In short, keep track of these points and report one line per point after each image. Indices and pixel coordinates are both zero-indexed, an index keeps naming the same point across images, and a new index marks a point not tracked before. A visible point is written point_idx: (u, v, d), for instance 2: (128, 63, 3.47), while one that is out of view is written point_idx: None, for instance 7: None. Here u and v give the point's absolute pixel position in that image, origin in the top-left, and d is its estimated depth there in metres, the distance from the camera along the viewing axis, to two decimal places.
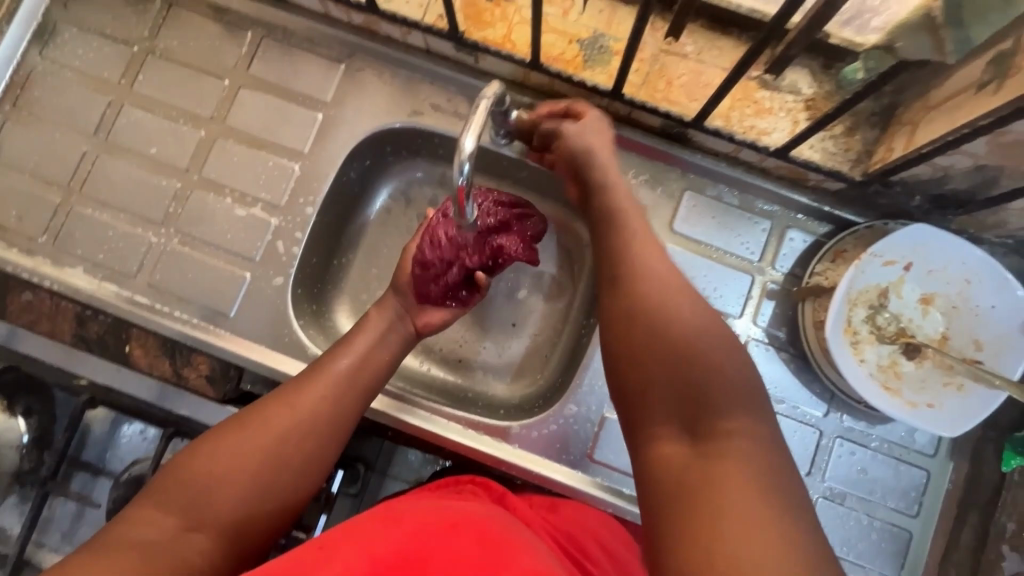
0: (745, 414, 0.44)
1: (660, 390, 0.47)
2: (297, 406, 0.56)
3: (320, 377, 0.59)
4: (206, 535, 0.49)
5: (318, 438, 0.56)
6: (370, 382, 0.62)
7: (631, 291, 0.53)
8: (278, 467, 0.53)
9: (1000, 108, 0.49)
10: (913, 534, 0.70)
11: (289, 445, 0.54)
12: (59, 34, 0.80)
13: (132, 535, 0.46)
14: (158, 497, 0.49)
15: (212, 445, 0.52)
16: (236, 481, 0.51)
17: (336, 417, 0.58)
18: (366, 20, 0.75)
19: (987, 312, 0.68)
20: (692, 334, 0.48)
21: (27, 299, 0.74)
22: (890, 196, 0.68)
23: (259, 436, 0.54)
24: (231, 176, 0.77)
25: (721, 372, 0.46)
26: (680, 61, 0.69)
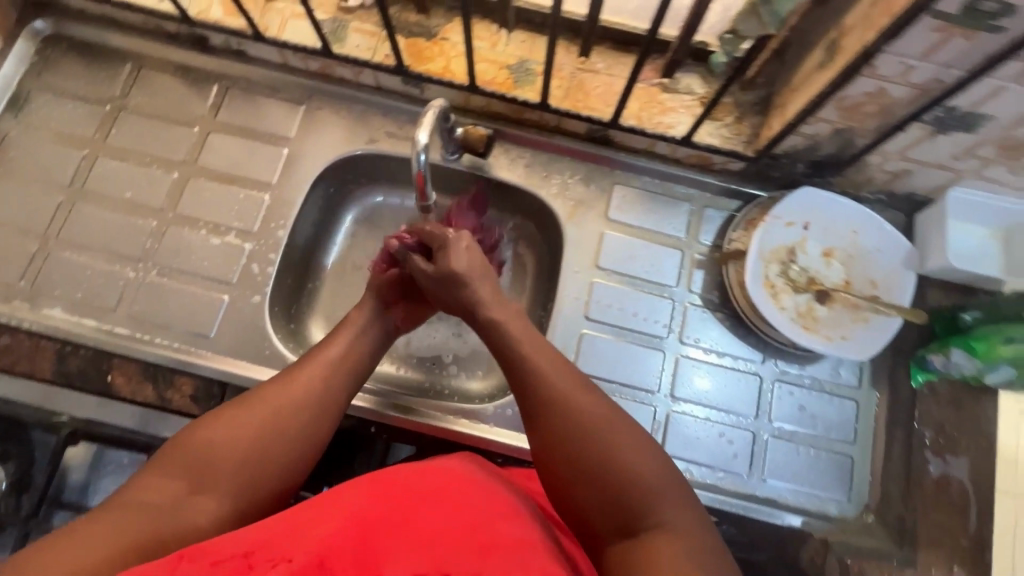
0: (668, 503, 0.52)
1: (596, 511, 0.53)
2: (291, 387, 0.61)
3: (310, 364, 0.64)
4: (208, 501, 0.53)
5: (311, 414, 0.61)
6: (355, 366, 0.67)
7: (553, 417, 0.57)
8: (274, 441, 0.58)
9: (836, 78, 0.62)
10: (854, 459, 0.78)
11: (285, 422, 0.59)
12: (32, 99, 0.87)
13: (139, 499, 0.51)
14: (163, 468, 0.54)
15: (213, 423, 0.57)
16: (236, 453, 0.56)
17: (327, 397, 0.63)
18: (321, 65, 0.86)
19: (876, 256, 0.80)
20: (610, 443, 0.54)
21: (5, 342, 0.77)
22: (781, 168, 0.81)
23: (256, 415, 0.58)
24: (205, 210, 0.84)
25: (645, 474, 0.53)
26: (594, 76, 0.82)
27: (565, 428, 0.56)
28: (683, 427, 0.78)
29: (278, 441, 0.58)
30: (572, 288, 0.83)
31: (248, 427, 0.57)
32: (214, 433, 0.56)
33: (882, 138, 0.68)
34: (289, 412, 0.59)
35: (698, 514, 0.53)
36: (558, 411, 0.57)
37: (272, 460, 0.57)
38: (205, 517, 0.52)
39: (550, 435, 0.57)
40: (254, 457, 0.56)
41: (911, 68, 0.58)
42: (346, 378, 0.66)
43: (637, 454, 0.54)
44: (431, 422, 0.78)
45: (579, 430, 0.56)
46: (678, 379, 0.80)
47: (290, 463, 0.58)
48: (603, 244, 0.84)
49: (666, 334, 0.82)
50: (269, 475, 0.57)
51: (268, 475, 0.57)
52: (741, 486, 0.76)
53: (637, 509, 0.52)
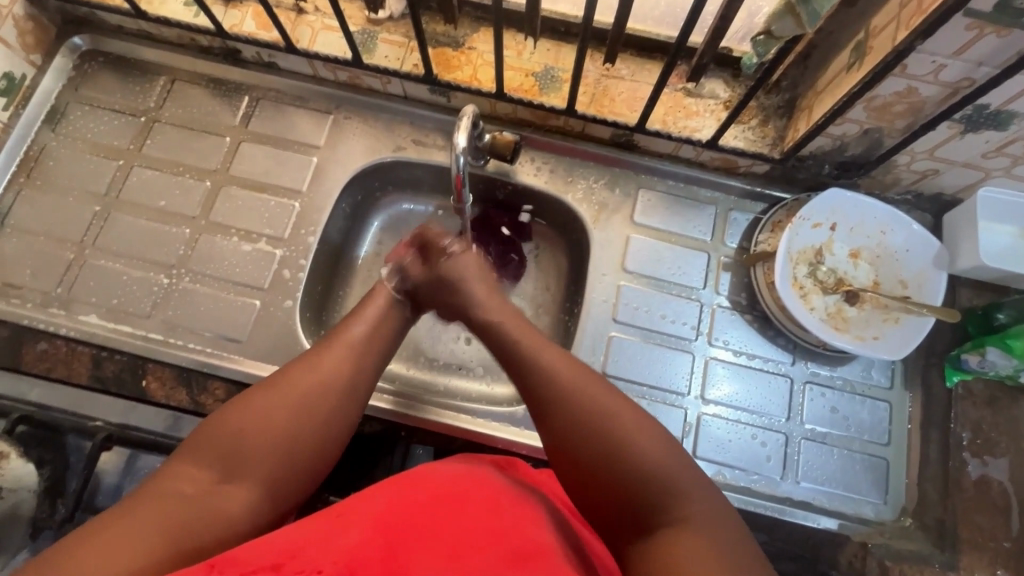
0: (690, 498, 0.52)
1: (615, 508, 0.53)
2: (318, 365, 0.61)
3: (338, 342, 0.64)
4: (240, 486, 0.53)
5: (338, 393, 0.61)
6: (378, 347, 0.67)
7: (563, 412, 0.58)
8: (303, 421, 0.57)
9: (865, 78, 0.63)
10: (889, 461, 0.77)
11: (314, 399, 0.59)
12: (70, 112, 0.89)
13: (171, 487, 0.51)
14: (197, 452, 0.54)
15: (242, 404, 0.57)
16: (267, 434, 0.55)
17: (354, 377, 0.62)
18: (350, 75, 0.88)
19: (905, 256, 0.80)
20: (622, 434, 0.55)
21: (42, 348, 0.78)
22: (806, 169, 0.81)
23: (286, 394, 0.58)
24: (237, 218, 0.85)
25: (656, 468, 0.53)
26: (619, 82, 0.84)
27: (576, 420, 0.57)
28: (713, 430, 0.78)
29: (306, 421, 0.58)
30: (599, 291, 0.83)
31: (276, 408, 0.57)
32: (244, 413, 0.56)
33: (911, 138, 0.69)
34: (316, 392, 0.59)
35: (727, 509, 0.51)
36: (569, 409, 0.58)
37: (300, 441, 0.57)
38: (238, 500, 0.52)
39: (560, 433, 0.58)
40: (283, 438, 0.56)
41: (942, 67, 0.59)
42: (370, 361, 0.65)
43: (647, 447, 0.54)
44: (461, 426, 0.78)
45: (589, 424, 0.56)
46: (707, 380, 0.80)
47: (318, 443, 0.58)
48: (629, 247, 0.85)
49: (694, 336, 0.82)
50: (299, 455, 0.57)
51: (298, 456, 0.57)
52: (776, 489, 0.76)
53: (652, 500, 0.52)
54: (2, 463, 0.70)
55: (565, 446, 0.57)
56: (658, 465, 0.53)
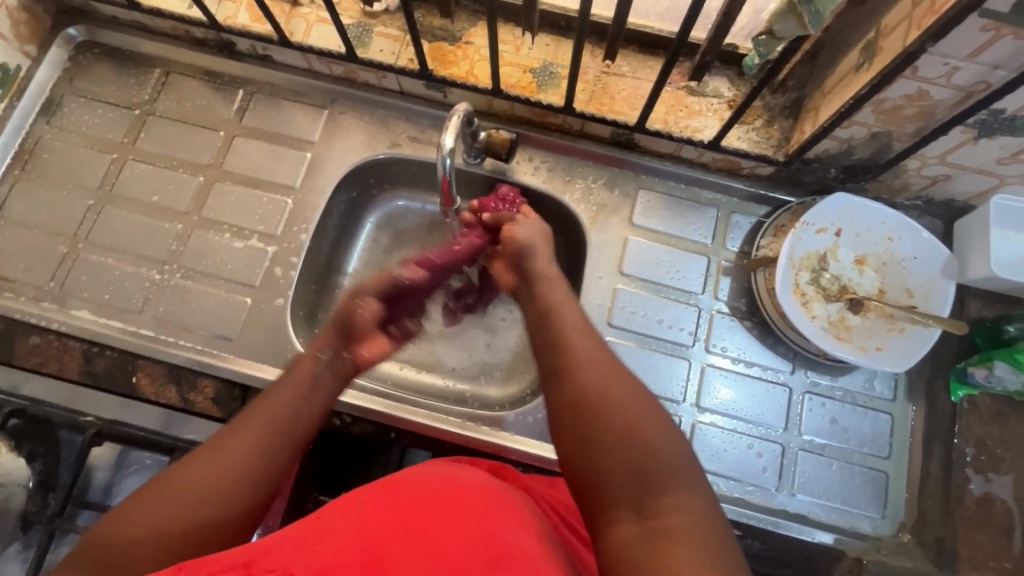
0: (685, 491, 0.47)
1: (612, 487, 0.48)
2: (219, 462, 0.49)
3: (254, 421, 0.52)
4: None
5: (244, 490, 0.49)
6: (301, 425, 0.54)
7: (577, 377, 0.53)
8: (203, 527, 0.46)
9: (874, 79, 0.60)
10: (889, 475, 0.75)
11: (218, 502, 0.47)
12: (65, 104, 0.88)
13: None
14: (70, 570, 0.42)
15: (122, 512, 0.45)
16: (153, 547, 0.43)
17: (267, 466, 0.51)
18: (345, 70, 0.86)
19: (912, 264, 0.77)
20: (628, 413, 0.50)
21: (34, 342, 0.78)
22: (812, 173, 0.79)
23: (186, 498, 0.46)
24: (230, 214, 0.84)
25: (661, 452, 0.49)
26: (619, 79, 0.81)
27: (585, 387, 0.52)
28: (709, 438, 0.76)
29: (209, 525, 0.46)
30: (595, 294, 0.81)
31: (164, 517, 0.45)
32: (124, 525, 0.44)
33: (921, 142, 0.66)
34: (219, 488, 0.48)
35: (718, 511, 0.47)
36: (575, 376, 0.53)
37: (197, 559, 0.45)
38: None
39: (567, 395, 0.53)
40: (173, 557, 0.44)
41: (955, 69, 0.57)
42: (297, 440, 0.54)
43: (651, 429, 0.50)
44: (451, 429, 0.77)
45: (598, 391, 0.52)
46: (703, 388, 0.78)
47: (223, 554, 0.47)
48: (626, 249, 0.82)
49: (691, 342, 0.80)
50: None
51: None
52: (771, 501, 0.74)
53: (650, 483, 0.47)
54: None
55: (572, 412, 0.52)
56: (654, 447, 0.49)
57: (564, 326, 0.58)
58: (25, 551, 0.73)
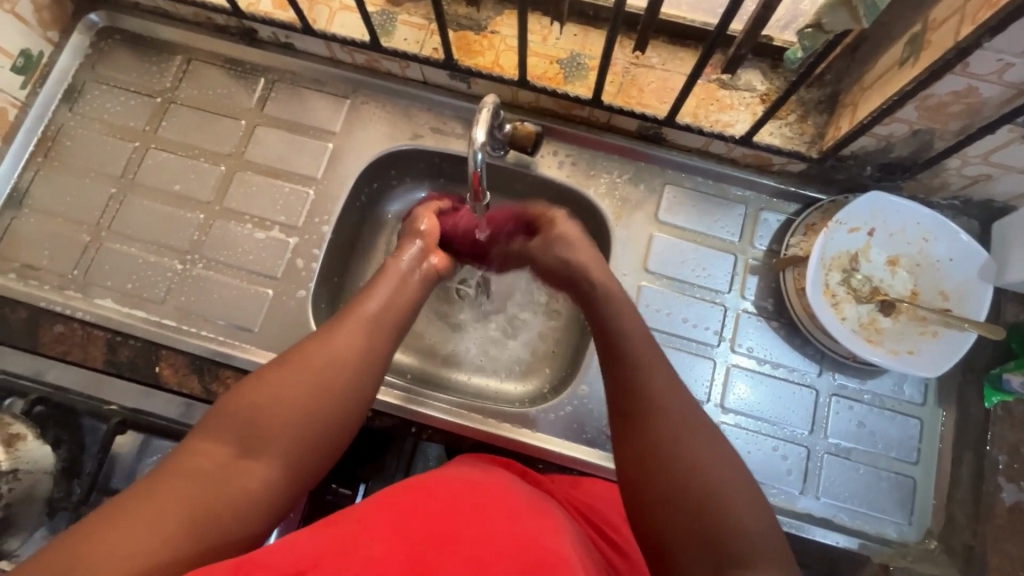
0: (766, 550, 0.47)
1: (682, 544, 0.48)
2: (331, 345, 0.59)
3: (351, 318, 0.62)
4: (259, 461, 0.51)
5: (354, 370, 0.58)
6: (392, 323, 0.65)
7: (653, 429, 0.55)
8: (315, 397, 0.55)
9: (920, 75, 0.58)
10: (916, 481, 0.74)
11: (329, 377, 0.57)
12: (87, 91, 0.88)
13: (195, 462, 0.50)
14: (218, 427, 0.53)
15: (257, 381, 0.56)
16: (282, 407, 0.54)
17: (369, 353, 0.60)
18: (368, 59, 0.85)
19: (947, 266, 0.75)
20: (707, 471, 0.51)
21: (59, 330, 0.78)
22: (846, 170, 0.77)
23: (300, 372, 0.56)
24: (251, 205, 0.84)
25: (740, 523, 0.48)
26: (649, 71, 0.79)
27: (662, 438, 0.54)
28: (732, 440, 0.75)
29: (322, 399, 0.56)
30: (619, 291, 0.80)
31: (291, 386, 0.55)
32: (261, 392, 0.55)
33: (965, 141, 0.64)
34: (331, 365, 0.58)
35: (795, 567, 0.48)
36: (659, 425, 0.55)
37: (314, 420, 0.55)
38: (255, 480, 0.50)
39: (643, 446, 0.54)
40: (299, 418, 0.54)
41: (1007, 66, 0.54)
42: (382, 339, 0.62)
43: (730, 495, 0.50)
44: (471, 425, 0.77)
45: (678, 449, 0.53)
46: (727, 388, 0.77)
47: (335, 420, 0.56)
48: (651, 246, 0.81)
49: (717, 342, 0.78)
50: (314, 431, 0.54)
51: (316, 436, 0.55)
52: (795, 504, 0.73)
53: (727, 552, 0.47)
54: (19, 444, 0.70)
55: (648, 462, 0.53)
56: (734, 505, 0.49)
57: (647, 380, 0.58)
58: (51, 535, 0.73)
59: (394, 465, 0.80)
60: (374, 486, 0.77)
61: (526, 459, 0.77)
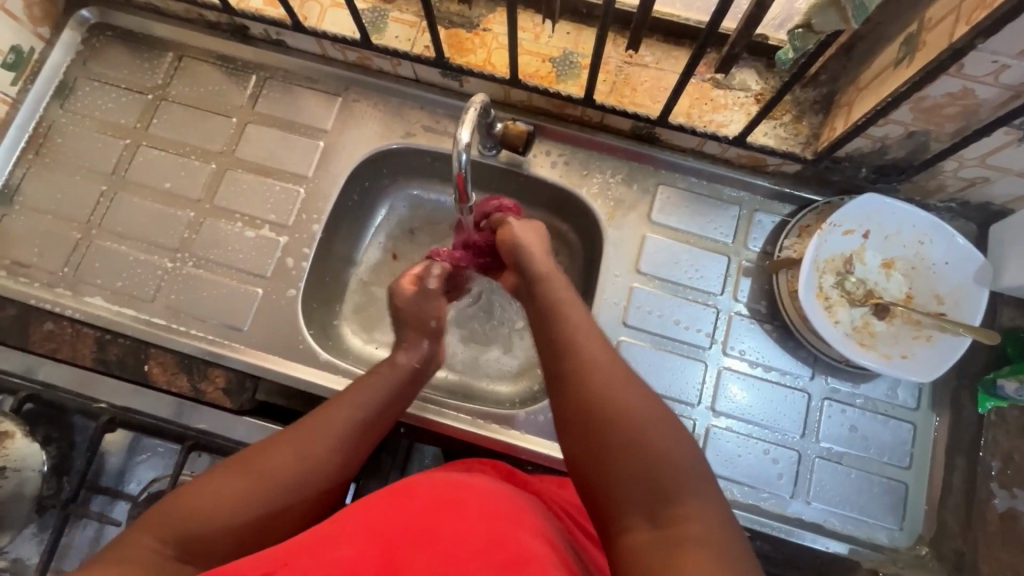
0: (697, 498, 0.48)
1: (621, 491, 0.49)
2: (306, 450, 0.56)
3: (334, 423, 0.59)
4: (198, 573, 0.48)
5: (323, 487, 0.56)
6: (371, 435, 0.62)
7: (581, 385, 0.55)
8: (274, 515, 0.53)
9: (914, 76, 0.57)
10: (908, 486, 0.73)
11: (297, 493, 0.55)
12: (78, 88, 0.87)
13: (132, 560, 0.45)
14: (163, 526, 0.48)
15: (222, 479, 0.52)
16: (240, 522, 0.51)
17: (342, 470, 0.59)
18: (359, 56, 0.84)
19: (943, 269, 0.74)
20: (636, 413, 0.52)
21: (49, 328, 0.78)
22: (841, 171, 0.76)
23: (267, 485, 0.53)
24: (242, 203, 0.84)
25: (675, 463, 0.49)
26: (642, 70, 0.78)
27: (585, 389, 0.54)
28: (723, 443, 0.74)
29: (284, 520, 0.54)
30: (610, 292, 0.79)
31: (259, 499, 0.52)
32: (221, 492, 0.51)
33: (961, 144, 0.63)
34: (303, 482, 0.55)
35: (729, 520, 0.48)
36: (589, 382, 0.54)
37: (267, 540, 0.53)
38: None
39: (575, 401, 0.54)
40: (257, 533, 0.52)
41: (1003, 68, 0.53)
42: (359, 449, 0.60)
43: (661, 435, 0.51)
44: (459, 426, 0.76)
45: (604, 397, 0.53)
46: (718, 391, 0.76)
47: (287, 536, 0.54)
48: (644, 247, 0.80)
49: (709, 344, 0.78)
50: (266, 548, 0.53)
51: (261, 552, 0.53)
52: (785, 509, 0.72)
53: (661, 492, 0.48)
54: (6, 442, 0.69)
55: (582, 412, 0.53)
56: (665, 455, 0.49)
57: (569, 333, 0.59)
58: (40, 533, 0.75)
59: (390, 463, 0.77)
60: (366, 486, 0.76)
61: (516, 460, 0.77)
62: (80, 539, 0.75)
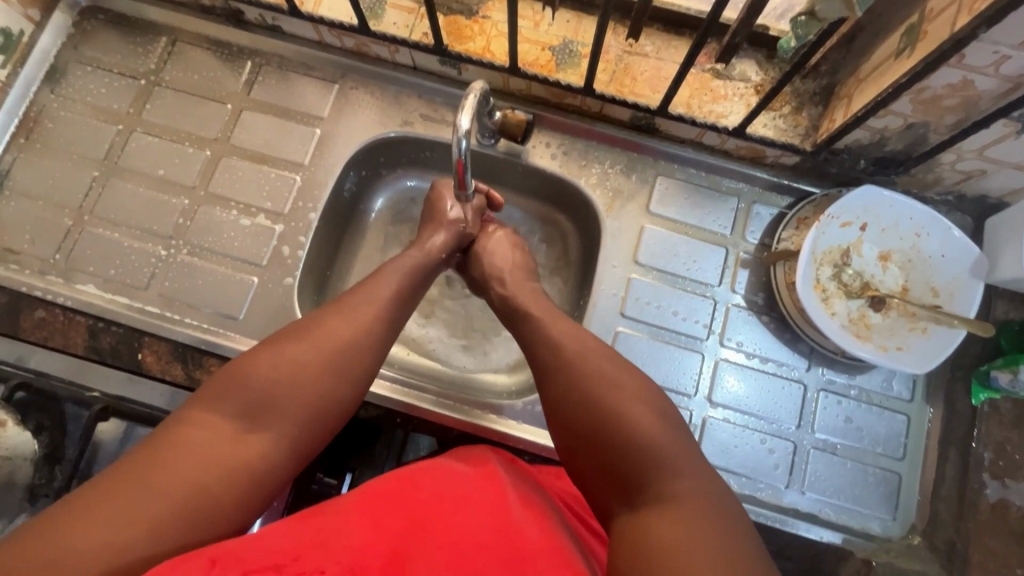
0: (685, 476, 0.49)
1: (603, 481, 0.51)
2: (342, 321, 0.58)
3: (361, 296, 0.62)
4: (262, 434, 0.51)
5: (362, 349, 0.58)
6: (399, 303, 0.64)
7: (555, 380, 0.57)
8: (325, 378, 0.55)
9: (915, 67, 0.57)
10: (902, 476, 0.74)
11: (339, 354, 0.56)
12: (69, 73, 0.86)
13: (195, 433, 0.49)
14: (220, 400, 0.52)
15: (267, 355, 0.54)
16: (292, 383, 0.53)
17: (375, 327, 0.60)
18: (357, 43, 0.83)
19: (938, 261, 0.75)
20: (610, 393, 0.53)
21: (40, 316, 0.77)
22: (839, 163, 0.76)
23: (309, 346, 0.55)
24: (237, 190, 0.83)
25: (660, 442, 0.50)
26: (643, 59, 0.78)
27: (563, 381, 0.56)
28: (719, 433, 0.75)
29: (328, 375, 0.55)
30: (608, 283, 0.79)
31: (306, 363, 0.54)
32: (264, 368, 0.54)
33: (959, 135, 0.63)
34: (339, 339, 0.57)
35: (720, 499, 0.48)
36: (573, 367, 0.56)
37: (321, 397, 0.54)
38: (258, 453, 0.50)
39: (552, 397, 0.57)
40: (305, 390, 0.53)
41: (1004, 59, 0.53)
42: (392, 318, 0.63)
43: (636, 417, 0.51)
44: (455, 416, 0.76)
45: (581, 389, 0.55)
46: (715, 382, 0.76)
47: (340, 395, 0.55)
48: (642, 238, 0.80)
49: (706, 335, 0.78)
50: (326, 399, 0.54)
51: (320, 405, 0.54)
52: (781, 499, 0.73)
53: (642, 473, 0.49)
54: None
55: (561, 411, 0.55)
56: (651, 436, 0.50)
57: (547, 338, 0.61)
58: None
59: (384, 453, 0.78)
60: (362, 475, 0.76)
61: (513, 450, 0.77)
62: None
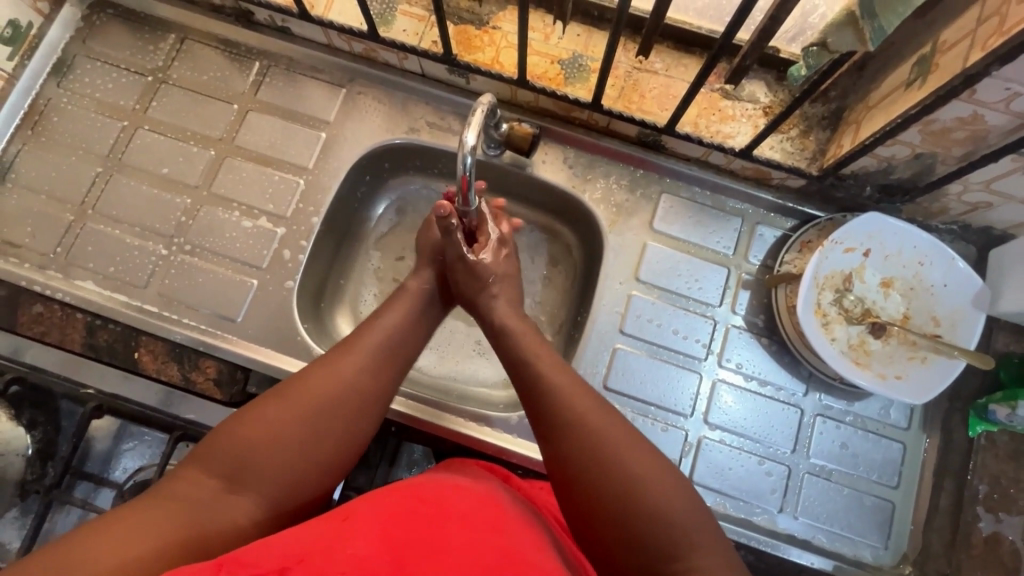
0: (706, 555, 0.48)
1: (620, 547, 0.49)
2: (334, 380, 0.57)
3: (357, 349, 0.61)
4: (243, 499, 0.50)
5: (354, 411, 0.57)
6: (401, 359, 0.63)
7: (571, 437, 0.54)
8: (311, 442, 0.54)
9: (925, 99, 0.57)
10: (896, 505, 0.74)
11: (329, 416, 0.55)
12: (76, 66, 0.85)
13: (181, 492, 0.48)
14: (208, 459, 0.51)
15: (259, 415, 0.53)
16: (280, 449, 0.52)
17: (369, 390, 0.59)
18: (366, 48, 0.83)
19: (940, 290, 0.74)
20: (632, 454, 0.52)
21: (38, 311, 0.77)
22: (845, 189, 0.76)
23: (300, 406, 0.55)
24: (241, 192, 0.82)
25: (673, 513, 0.49)
26: (651, 76, 0.78)
27: (579, 454, 0.52)
28: (715, 455, 0.74)
29: (314, 445, 0.54)
30: (609, 299, 0.79)
31: (295, 425, 0.53)
32: (253, 432, 0.52)
33: (967, 168, 0.63)
34: (329, 405, 0.56)
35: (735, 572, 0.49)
36: (580, 417, 0.54)
37: (307, 466, 0.53)
38: (241, 513, 0.50)
39: (570, 454, 0.53)
40: (293, 457, 0.53)
41: (1014, 96, 0.53)
42: (390, 373, 0.62)
43: (659, 474, 0.51)
44: (450, 427, 0.76)
45: (596, 445, 0.52)
46: (712, 403, 0.76)
47: (327, 462, 0.55)
48: (644, 255, 0.80)
49: (704, 355, 0.77)
50: (315, 467, 0.54)
51: (306, 473, 0.53)
52: (774, 524, 0.73)
53: (663, 550, 0.48)
54: None
55: (574, 464, 0.52)
56: (666, 501, 0.49)
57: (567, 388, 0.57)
58: (22, 517, 0.75)
59: (378, 454, 0.76)
60: (353, 480, 0.74)
61: (506, 463, 0.77)
62: (63, 525, 0.75)
